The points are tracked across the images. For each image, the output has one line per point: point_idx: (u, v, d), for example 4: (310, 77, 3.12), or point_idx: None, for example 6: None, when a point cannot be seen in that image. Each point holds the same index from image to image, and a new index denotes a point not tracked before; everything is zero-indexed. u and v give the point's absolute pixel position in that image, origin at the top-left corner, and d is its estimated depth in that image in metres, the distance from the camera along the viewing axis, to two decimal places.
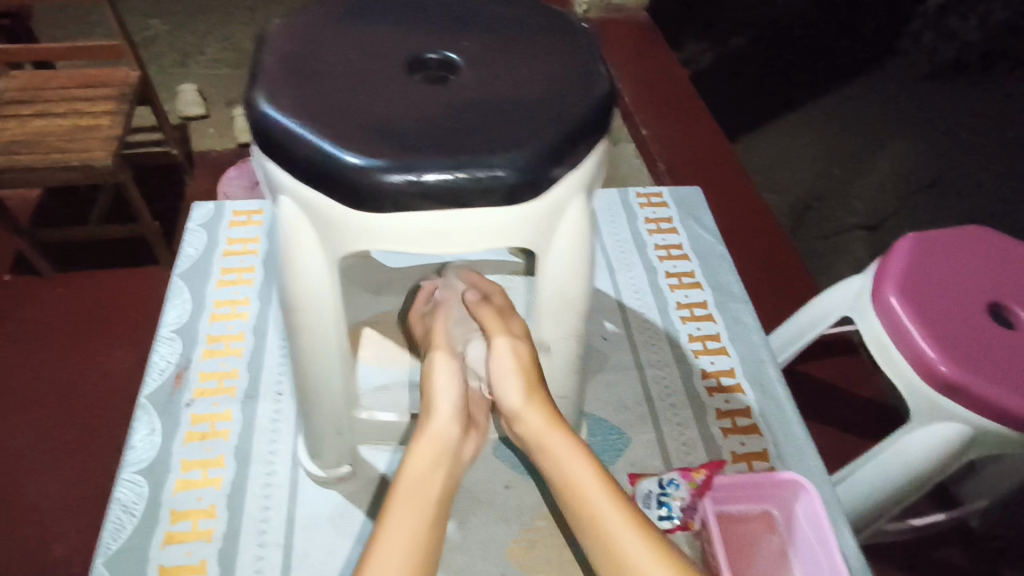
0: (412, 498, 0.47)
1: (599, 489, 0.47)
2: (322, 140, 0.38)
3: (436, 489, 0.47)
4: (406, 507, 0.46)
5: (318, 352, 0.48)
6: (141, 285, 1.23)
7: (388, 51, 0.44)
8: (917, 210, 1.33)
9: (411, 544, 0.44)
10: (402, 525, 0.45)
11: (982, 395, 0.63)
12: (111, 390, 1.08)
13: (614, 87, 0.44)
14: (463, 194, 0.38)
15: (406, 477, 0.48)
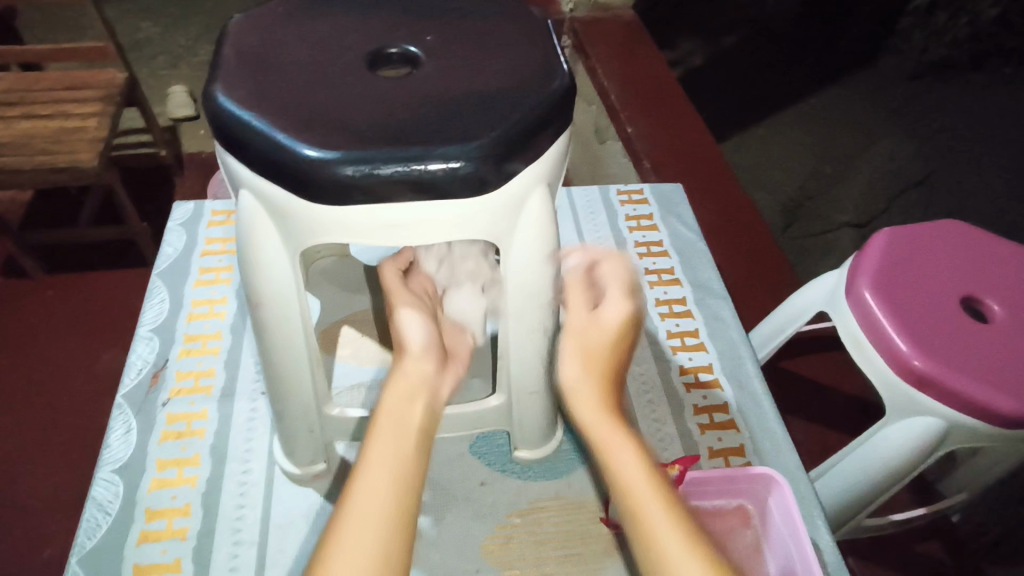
0: (389, 432, 0.45)
1: (607, 416, 0.47)
2: (278, 133, 0.38)
3: (414, 424, 0.47)
4: (381, 440, 0.45)
5: (284, 350, 0.48)
6: (130, 287, 1.23)
7: (349, 46, 0.44)
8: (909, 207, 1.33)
9: (390, 474, 0.43)
10: (378, 458, 0.44)
11: (954, 388, 0.63)
12: (99, 392, 1.08)
13: (574, 80, 0.44)
14: (420, 186, 0.38)
15: (381, 414, 0.47)
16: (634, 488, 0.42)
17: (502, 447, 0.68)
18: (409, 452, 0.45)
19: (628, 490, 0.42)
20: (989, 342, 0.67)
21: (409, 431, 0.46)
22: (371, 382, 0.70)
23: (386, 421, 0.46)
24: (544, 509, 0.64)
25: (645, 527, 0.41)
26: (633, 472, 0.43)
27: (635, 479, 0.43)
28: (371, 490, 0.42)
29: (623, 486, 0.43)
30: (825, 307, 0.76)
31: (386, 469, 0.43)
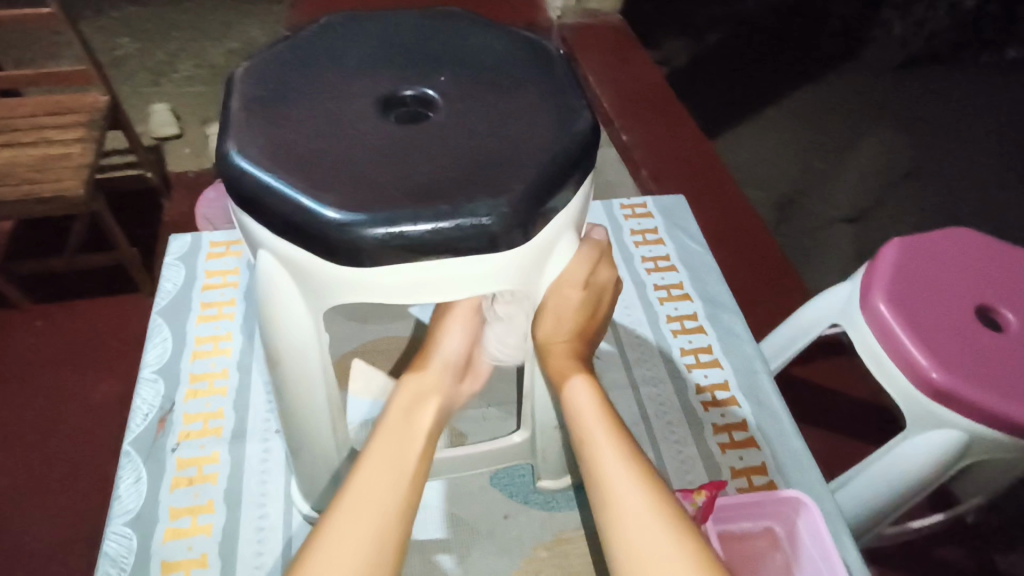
0: (398, 432, 0.46)
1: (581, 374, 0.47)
2: (300, 195, 0.37)
3: (421, 428, 0.47)
4: (387, 441, 0.45)
5: (308, 401, 0.47)
6: (123, 315, 1.19)
7: (362, 89, 0.42)
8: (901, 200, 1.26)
9: (392, 475, 0.43)
10: (383, 460, 0.44)
11: (976, 402, 0.63)
12: (97, 425, 1.04)
13: (597, 120, 0.42)
14: (449, 246, 0.37)
15: (395, 415, 0.47)
16: (605, 468, 0.43)
17: (523, 478, 0.67)
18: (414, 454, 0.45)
19: (603, 481, 0.42)
20: (1008, 353, 0.66)
21: (417, 435, 0.46)
22: None
23: (396, 423, 0.47)
24: (569, 541, 0.62)
25: (617, 521, 0.41)
26: (610, 463, 0.43)
27: (611, 468, 0.42)
28: (372, 490, 0.42)
29: (599, 477, 0.43)
30: (839, 320, 0.75)
31: (390, 472, 0.43)
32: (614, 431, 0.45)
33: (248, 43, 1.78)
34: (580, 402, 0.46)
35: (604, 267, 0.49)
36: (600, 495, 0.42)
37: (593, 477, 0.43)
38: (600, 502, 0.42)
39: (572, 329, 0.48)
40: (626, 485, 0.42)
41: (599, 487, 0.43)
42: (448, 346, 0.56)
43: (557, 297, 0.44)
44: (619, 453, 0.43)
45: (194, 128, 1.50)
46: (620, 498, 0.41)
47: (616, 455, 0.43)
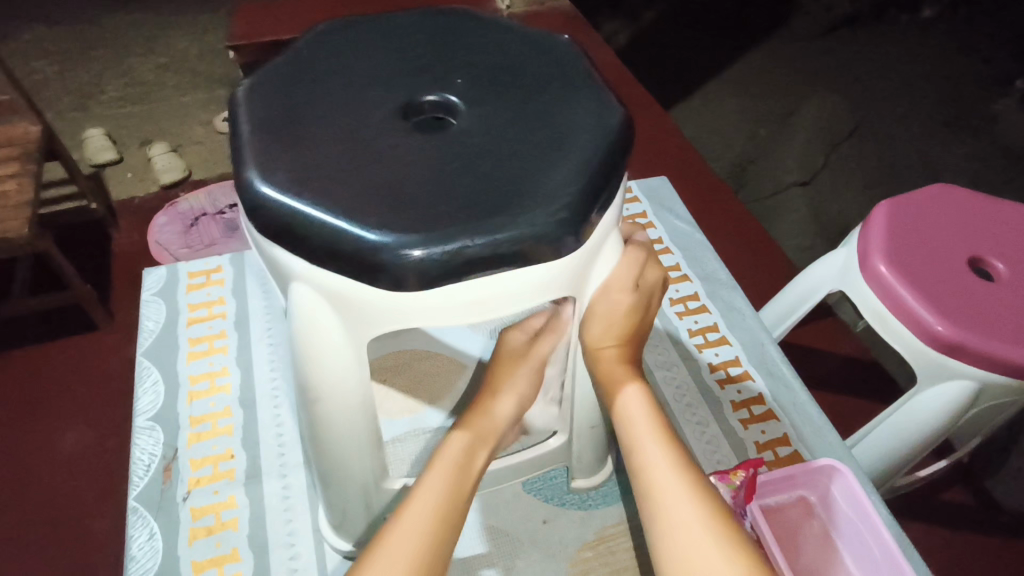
0: (451, 468, 0.46)
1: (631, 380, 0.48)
2: (338, 218, 0.34)
3: (476, 466, 0.47)
4: (441, 471, 0.45)
5: (349, 433, 0.44)
6: (80, 353, 1.01)
7: (379, 102, 0.40)
8: (847, 159, 1.17)
9: (443, 502, 0.43)
10: (435, 488, 0.44)
11: (983, 350, 0.64)
12: (67, 480, 0.88)
13: (628, 113, 0.41)
14: (508, 260, 0.35)
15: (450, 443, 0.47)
16: (656, 479, 0.42)
17: (557, 480, 0.65)
18: (465, 488, 0.45)
19: (654, 492, 0.42)
20: (1004, 300, 0.68)
21: (470, 471, 0.46)
22: (407, 435, 0.66)
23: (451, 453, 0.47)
24: (613, 536, 0.61)
25: (665, 531, 0.40)
26: (661, 472, 0.43)
27: (662, 478, 0.42)
28: (423, 515, 0.42)
29: (649, 486, 0.42)
30: (839, 284, 0.76)
31: (440, 500, 0.43)
32: (666, 438, 0.45)
33: (177, 56, 1.68)
34: (632, 410, 0.46)
35: (651, 266, 0.50)
36: (651, 505, 0.42)
37: (644, 486, 0.43)
38: (650, 510, 0.42)
39: (622, 332, 0.49)
40: (677, 497, 0.41)
41: (648, 496, 0.42)
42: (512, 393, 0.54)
43: (605, 302, 0.47)
44: (673, 463, 0.43)
45: (134, 151, 1.40)
46: (669, 508, 0.41)
47: (668, 465, 0.43)
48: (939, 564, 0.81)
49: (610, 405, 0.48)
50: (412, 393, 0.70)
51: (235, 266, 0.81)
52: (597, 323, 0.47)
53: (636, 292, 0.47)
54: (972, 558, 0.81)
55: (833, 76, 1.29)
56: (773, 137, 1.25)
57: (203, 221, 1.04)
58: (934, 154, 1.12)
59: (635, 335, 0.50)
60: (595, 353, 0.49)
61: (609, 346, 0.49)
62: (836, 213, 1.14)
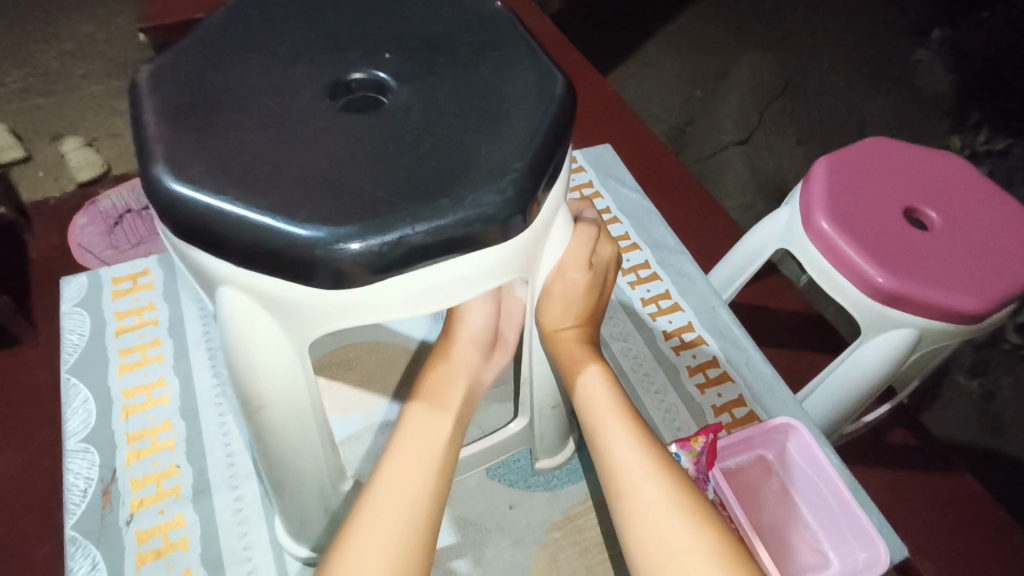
0: (420, 433, 0.44)
1: (590, 359, 0.47)
2: (263, 214, 0.31)
3: (444, 427, 0.45)
4: (409, 446, 0.43)
5: (298, 437, 0.42)
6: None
7: (299, 83, 0.37)
8: (781, 118, 1.19)
9: (420, 474, 0.42)
10: (407, 464, 0.42)
11: (923, 298, 0.66)
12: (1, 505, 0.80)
13: (570, 81, 0.39)
14: (454, 246, 0.33)
15: (409, 417, 0.46)
16: (623, 462, 0.42)
17: (520, 462, 0.64)
18: (438, 451, 0.44)
19: (621, 475, 0.41)
20: (941, 248, 0.70)
21: (440, 436, 0.45)
22: (365, 430, 0.64)
23: (411, 424, 0.45)
24: (580, 514, 0.61)
25: (631, 514, 0.40)
26: (626, 454, 0.42)
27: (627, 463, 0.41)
28: (396, 492, 0.41)
29: (614, 470, 0.42)
30: (785, 243, 0.77)
31: (416, 470, 0.42)
32: (629, 417, 0.44)
33: (84, 41, 1.55)
34: (594, 392, 0.45)
35: (604, 243, 0.49)
36: (617, 489, 0.41)
37: (610, 469, 0.42)
38: (617, 495, 0.41)
39: (580, 313, 0.47)
40: (643, 477, 0.40)
41: (613, 480, 0.42)
42: (471, 324, 0.57)
43: (560, 284, 0.45)
44: (635, 442, 0.42)
45: (44, 147, 1.29)
46: (635, 488, 0.40)
47: (632, 445, 0.42)
48: (887, 503, 0.84)
49: (569, 387, 0.47)
50: (366, 387, 0.67)
51: (164, 267, 0.76)
52: (553, 306, 0.46)
53: (590, 270, 0.46)
54: (916, 495, 0.85)
55: (765, 30, 1.28)
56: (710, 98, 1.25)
57: (129, 219, 0.96)
58: (864, 106, 1.14)
59: (593, 313, 0.49)
60: (555, 339, 0.48)
61: (567, 327, 0.48)
62: (773, 170, 1.17)
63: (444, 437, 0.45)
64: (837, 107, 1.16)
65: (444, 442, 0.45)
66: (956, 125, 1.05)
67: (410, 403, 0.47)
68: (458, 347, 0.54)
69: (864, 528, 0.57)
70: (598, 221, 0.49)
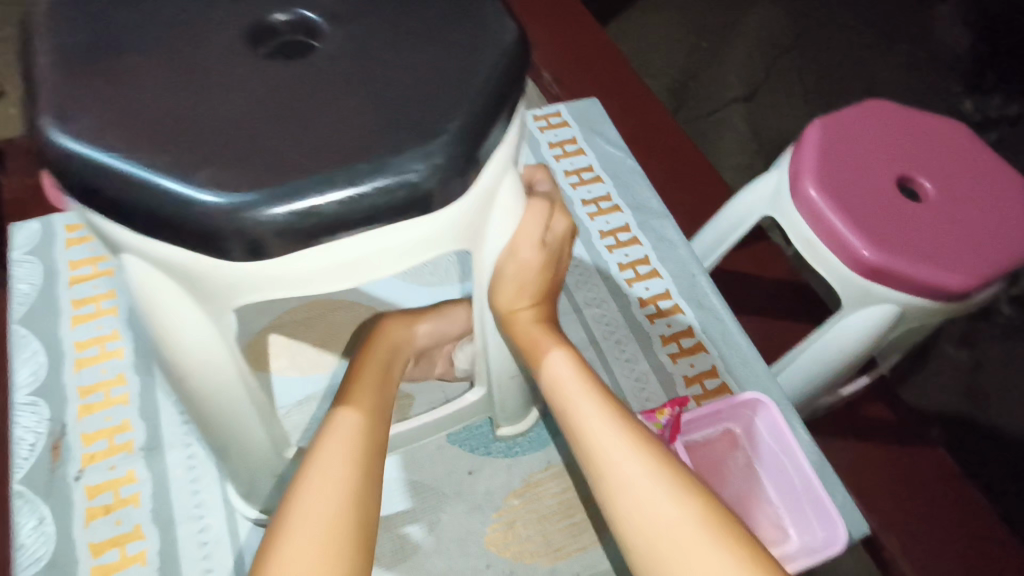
0: (348, 437, 0.42)
1: (547, 333, 0.44)
2: (162, 176, 0.28)
3: (373, 435, 0.43)
4: (342, 451, 0.41)
5: (227, 406, 0.40)
6: None
7: (218, 22, 0.33)
8: (786, 74, 1.13)
9: (344, 479, 0.39)
10: (332, 469, 0.40)
11: (907, 274, 0.63)
12: None
13: (523, 30, 0.35)
14: (375, 216, 0.30)
15: (335, 429, 0.42)
16: (599, 442, 0.39)
17: (481, 429, 0.63)
18: (366, 464, 0.41)
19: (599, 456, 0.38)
20: (933, 221, 0.66)
21: (367, 441, 0.42)
22: (322, 392, 0.63)
23: (337, 434, 0.42)
24: (540, 483, 0.60)
25: (619, 494, 0.37)
26: (602, 433, 0.39)
27: (607, 443, 0.38)
28: (320, 502, 0.38)
29: (593, 451, 0.39)
30: (770, 211, 0.74)
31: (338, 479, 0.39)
32: (598, 391, 0.41)
33: None
34: (558, 372, 0.42)
35: (559, 215, 0.44)
36: (597, 472, 0.39)
37: (587, 451, 0.39)
38: (595, 474, 0.38)
39: (536, 293, 0.44)
40: (622, 454, 0.38)
41: (593, 461, 0.39)
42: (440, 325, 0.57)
43: (513, 266, 0.41)
44: (610, 417, 0.40)
45: None
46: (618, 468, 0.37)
47: (607, 420, 0.40)
48: (856, 476, 0.84)
49: (535, 373, 0.44)
50: (327, 346, 0.65)
51: None
52: (504, 286, 0.42)
53: (545, 247, 0.41)
54: (887, 470, 0.84)
55: None
56: (715, 52, 1.18)
57: None
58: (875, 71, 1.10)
59: (549, 290, 0.46)
60: (511, 320, 0.44)
61: (524, 307, 0.44)
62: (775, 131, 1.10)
63: (372, 450, 0.42)
64: (845, 69, 1.11)
65: (376, 456, 0.42)
66: (969, 88, 1.04)
67: (341, 407, 0.44)
68: (435, 323, 0.57)
69: (825, 510, 0.56)
70: (551, 192, 0.44)
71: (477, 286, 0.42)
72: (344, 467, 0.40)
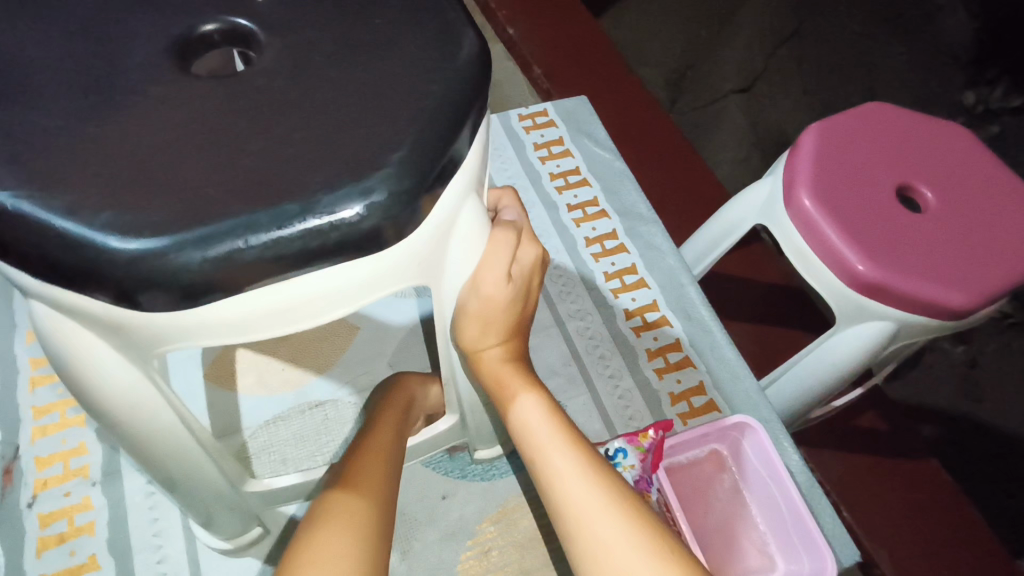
0: (348, 523, 0.37)
1: (519, 378, 0.42)
2: (62, 218, 0.25)
3: (372, 520, 0.38)
4: (342, 539, 0.36)
5: (167, 450, 0.37)
6: None
7: (141, 35, 0.30)
8: (785, 65, 1.09)
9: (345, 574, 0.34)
10: (330, 562, 0.35)
11: (905, 290, 0.60)
12: None
13: (484, 42, 0.32)
14: (306, 259, 0.27)
15: (330, 513, 0.38)
16: (578, 508, 0.35)
17: (457, 451, 0.60)
18: (366, 555, 0.36)
19: (577, 525, 0.35)
20: (932, 234, 0.63)
21: (368, 529, 0.38)
22: (290, 412, 0.60)
23: (335, 516, 0.38)
24: (517, 509, 0.58)
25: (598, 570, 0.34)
26: (580, 498, 0.36)
27: (583, 507, 0.35)
28: None
29: (569, 517, 0.35)
30: (763, 219, 0.70)
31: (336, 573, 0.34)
32: (576, 448, 0.38)
33: None
34: (533, 424, 0.39)
35: (526, 244, 0.41)
36: (574, 543, 0.35)
37: (565, 517, 0.36)
38: (571, 542, 0.35)
39: (504, 330, 0.41)
40: (603, 524, 0.34)
41: (569, 529, 0.36)
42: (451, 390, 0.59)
43: (477, 300, 0.38)
44: (588, 475, 0.36)
45: None
46: (594, 536, 0.34)
47: (585, 481, 0.36)
48: (848, 490, 0.80)
49: (506, 421, 0.41)
50: (297, 362, 0.62)
51: None
52: (469, 325, 0.39)
53: (511, 281, 0.38)
54: (881, 483, 0.80)
55: None
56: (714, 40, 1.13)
57: None
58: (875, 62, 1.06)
59: (519, 325, 0.43)
60: (479, 361, 0.41)
61: (492, 346, 0.41)
62: (773, 119, 1.07)
63: (374, 538, 0.37)
64: (844, 59, 1.08)
65: (380, 546, 0.38)
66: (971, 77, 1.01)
67: (337, 492, 0.40)
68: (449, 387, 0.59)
69: (813, 541, 0.53)
70: (519, 219, 0.41)
71: (439, 321, 0.39)
72: (342, 558, 0.35)
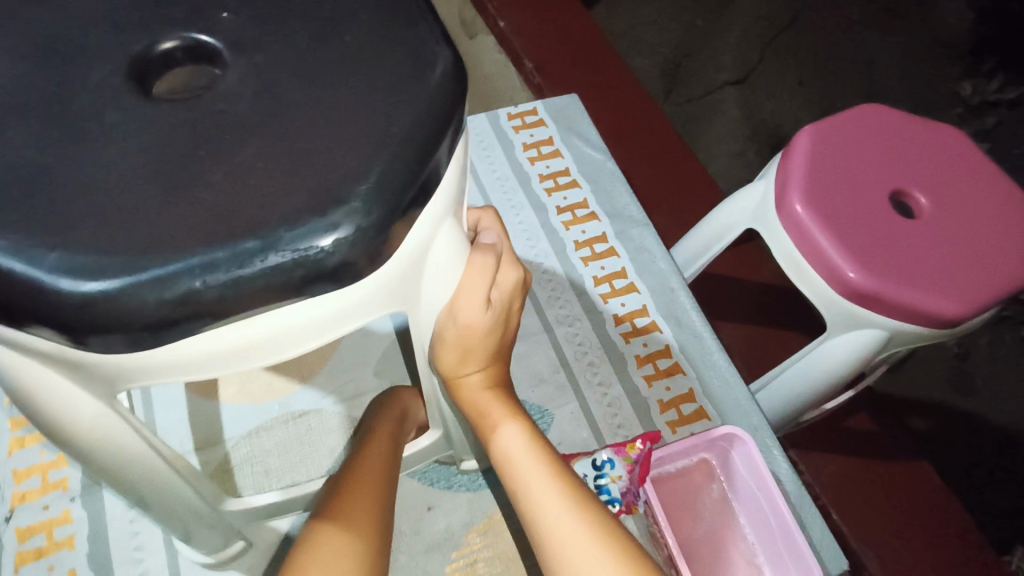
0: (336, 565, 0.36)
1: (502, 406, 0.41)
2: (13, 259, 0.24)
3: (362, 558, 0.38)
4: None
5: (139, 476, 0.36)
6: None
7: (99, 59, 0.29)
8: (781, 57, 1.07)
9: None
10: None
11: (897, 300, 0.60)
12: None
13: (458, 58, 0.31)
14: (269, 295, 0.26)
15: (319, 550, 0.37)
16: (565, 544, 0.36)
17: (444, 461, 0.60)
18: None
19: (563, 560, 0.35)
20: (926, 242, 0.62)
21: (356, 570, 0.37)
22: (274, 422, 0.59)
23: (322, 557, 0.37)
24: (504, 519, 0.57)
25: None
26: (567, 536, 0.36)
27: (574, 549, 0.35)
28: None
29: (556, 552, 0.36)
30: (754, 223, 0.69)
31: None
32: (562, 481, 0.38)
33: None
34: (517, 455, 0.39)
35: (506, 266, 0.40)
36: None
37: (552, 552, 0.36)
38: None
39: (484, 356, 0.40)
40: (591, 562, 0.35)
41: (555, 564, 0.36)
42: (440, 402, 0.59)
43: (455, 325, 0.37)
44: (573, 510, 0.37)
45: None
46: None
47: (572, 516, 0.36)
48: (839, 491, 0.79)
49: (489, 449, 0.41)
50: (279, 371, 0.61)
51: None
52: (448, 353, 0.38)
53: (491, 307, 0.37)
54: (874, 485, 0.80)
55: None
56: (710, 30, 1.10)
57: None
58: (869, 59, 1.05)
59: (501, 348, 0.42)
60: (461, 387, 0.41)
61: (474, 373, 0.41)
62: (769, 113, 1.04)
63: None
64: (838, 54, 1.07)
65: None
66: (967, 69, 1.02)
67: (326, 524, 0.39)
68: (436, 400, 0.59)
69: (802, 557, 0.52)
70: (499, 241, 0.40)
71: (418, 346, 0.38)
72: None
